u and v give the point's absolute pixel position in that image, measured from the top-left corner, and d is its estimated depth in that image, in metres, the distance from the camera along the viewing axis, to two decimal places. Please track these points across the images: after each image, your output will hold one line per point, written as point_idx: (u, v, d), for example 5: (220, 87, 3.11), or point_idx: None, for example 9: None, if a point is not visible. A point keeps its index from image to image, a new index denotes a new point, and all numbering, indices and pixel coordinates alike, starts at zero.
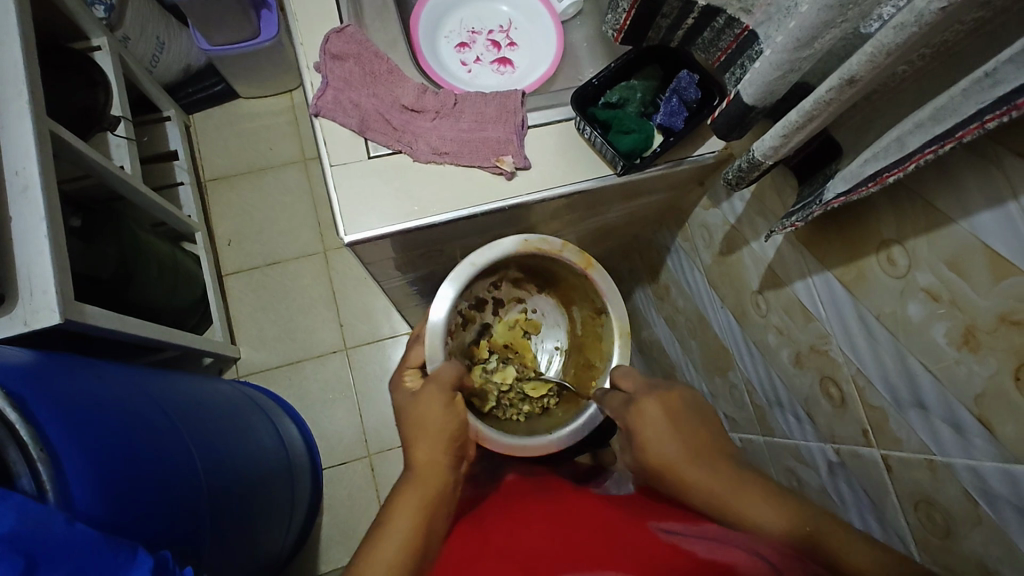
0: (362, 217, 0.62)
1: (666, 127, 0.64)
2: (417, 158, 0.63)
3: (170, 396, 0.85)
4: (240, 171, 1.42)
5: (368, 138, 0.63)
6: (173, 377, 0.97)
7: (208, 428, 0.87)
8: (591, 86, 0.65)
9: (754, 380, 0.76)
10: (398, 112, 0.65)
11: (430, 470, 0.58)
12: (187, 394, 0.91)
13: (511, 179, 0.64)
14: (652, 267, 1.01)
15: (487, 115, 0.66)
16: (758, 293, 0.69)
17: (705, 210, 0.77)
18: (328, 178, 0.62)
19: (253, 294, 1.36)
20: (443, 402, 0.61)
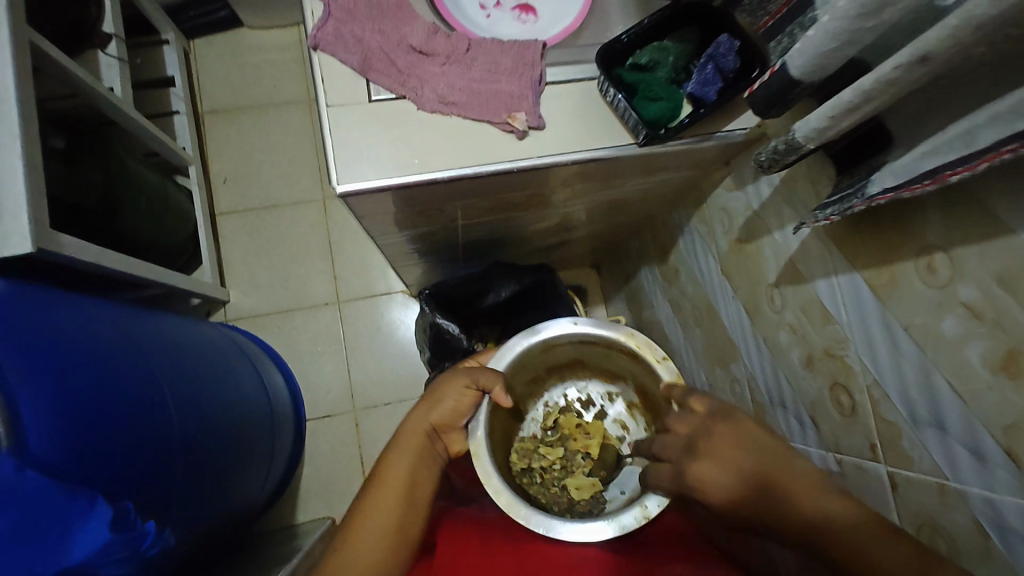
0: (356, 166, 0.56)
1: (697, 97, 0.58)
2: (421, 107, 0.57)
3: (156, 337, 0.82)
4: (240, 106, 1.35)
5: (371, 79, 0.57)
6: (160, 317, 0.94)
7: (191, 374, 0.85)
8: (619, 42, 0.58)
9: (758, 377, 0.72)
10: (404, 53, 0.58)
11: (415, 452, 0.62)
12: (171, 335, 0.89)
13: (521, 139, 0.59)
14: (663, 247, 0.96)
15: (502, 65, 0.59)
16: (774, 287, 0.65)
17: (727, 193, 0.72)
18: (323, 119, 0.56)
19: (246, 237, 1.31)
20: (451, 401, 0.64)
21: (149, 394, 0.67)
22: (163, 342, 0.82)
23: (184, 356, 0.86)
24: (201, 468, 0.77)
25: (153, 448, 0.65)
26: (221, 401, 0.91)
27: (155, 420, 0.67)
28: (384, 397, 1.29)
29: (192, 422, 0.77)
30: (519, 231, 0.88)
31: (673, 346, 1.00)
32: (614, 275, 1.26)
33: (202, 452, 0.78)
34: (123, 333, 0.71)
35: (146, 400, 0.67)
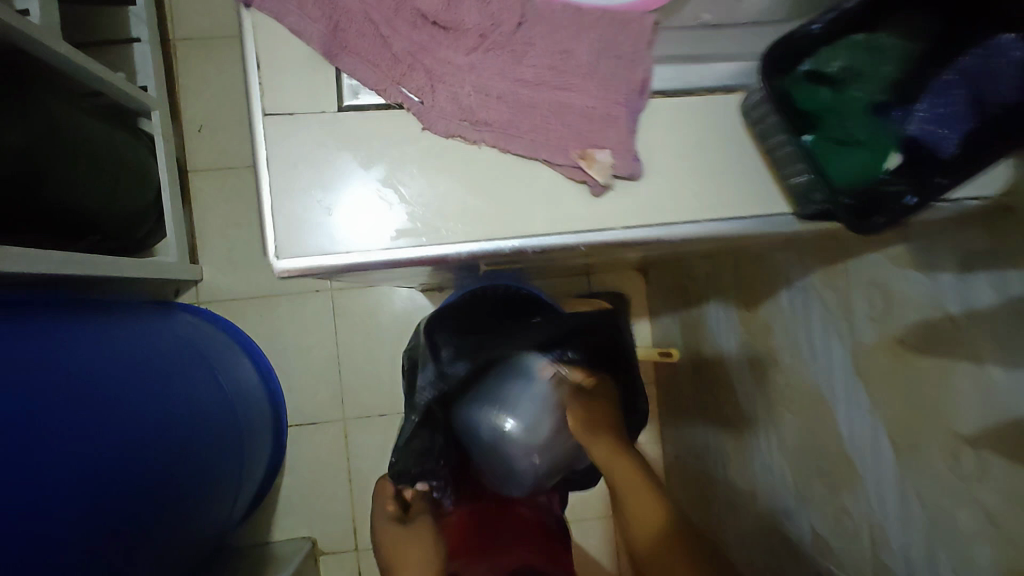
0: (319, 235, 0.42)
1: (924, 144, 0.38)
2: (425, 124, 0.42)
3: (46, 357, 0.64)
4: (221, 34, 1.07)
5: (343, 71, 0.42)
6: (73, 321, 0.75)
7: (90, 411, 0.64)
8: (809, 40, 0.40)
9: (893, 533, 0.51)
10: (408, 26, 0.42)
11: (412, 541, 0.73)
12: (82, 347, 0.71)
13: (599, 196, 0.44)
14: (751, 289, 0.72)
15: (567, 59, 0.43)
16: (967, 444, 0.42)
17: (890, 265, 0.48)
18: (258, 134, 0.42)
19: (226, 202, 1.08)
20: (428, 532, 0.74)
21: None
22: (67, 368, 0.65)
23: (97, 374, 0.68)
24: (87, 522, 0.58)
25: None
26: (149, 425, 0.71)
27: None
28: (380, 405, 1.10)
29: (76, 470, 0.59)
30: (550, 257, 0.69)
31: (742, 411, 0.78)
32: (667, 288, 1.01)
33: (90, 505, 0.59)
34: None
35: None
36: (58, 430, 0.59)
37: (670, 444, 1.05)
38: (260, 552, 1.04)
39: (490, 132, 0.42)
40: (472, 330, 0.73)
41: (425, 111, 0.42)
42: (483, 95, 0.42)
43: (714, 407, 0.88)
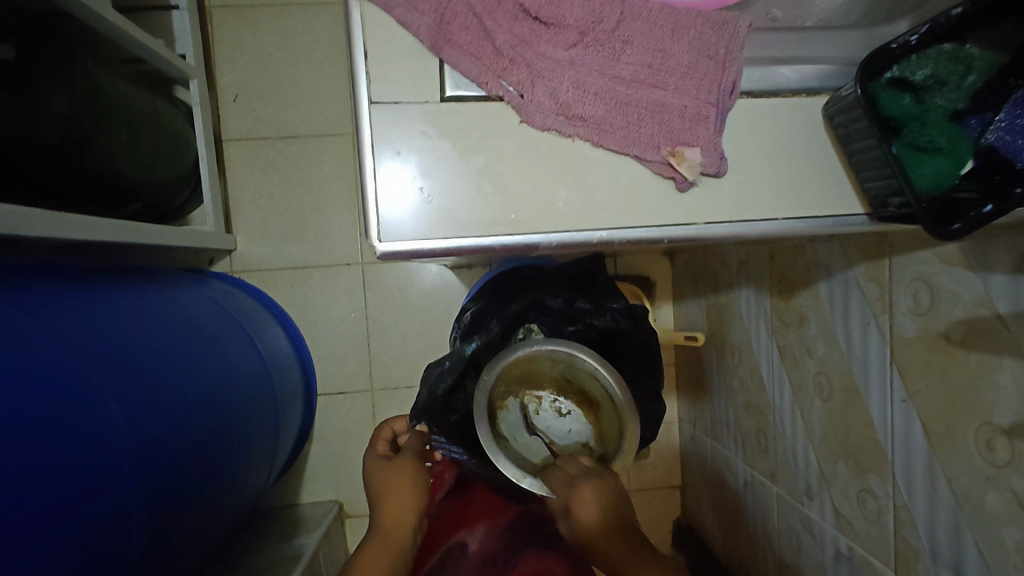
0: (399, 222, 0.48)
1: (1004, 154, 0.42)
2: (522, 119, 0.48)
3: (100, 334, 0.66)
4: (259, 3, 1.07)
5: (446, 61, 0.47)
6: (123, 294, 0.78)
7: (146, 377, 0.68)
8: (897, 48, 0.43)
9: (917, 512, 0.54)
10: (514, 22, 0.46)
11: (403, 476, 0.63)
12: (131, 321, 0.73)
13: (684, 190, 0.50)
14: (786, 281, 0.73)
15: (660, 63, 0.48)
16: (1005, 433, 0.45)
17: (941, 265, 0.49)
18: (364, 118, 0.47)
19: (260, 173, 1.09)
20: (415, 462, 0.65)
21: (30, 410, 0.52)
22: (123, 346, 0.68)
23: (148, 353, 0.71)
24: (146, 492, 0.62)
25: (19, 476, 0.48)
26: (191, 394, 0.74)
27: (35, 442, 0.51)
28: (407, 378, 1.13)
29: (137, 440, 0.62)
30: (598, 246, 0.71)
31: (768, 396, 0.80)
32: (694, 282, 1.04)
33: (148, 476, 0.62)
34: (31, 345, 0.57)
35: (17, 427, 0.50)
36: (118, 403, 0.62)
37: (688, 424, 1.09)
38: (289, 514, 1.08)
39: (588, 127, 0.48)
40: (498, 288, 0.86)
41: (524, 105, 0.47)
42: (583, 94, 0.47)
43: (738, 393, 0.90)
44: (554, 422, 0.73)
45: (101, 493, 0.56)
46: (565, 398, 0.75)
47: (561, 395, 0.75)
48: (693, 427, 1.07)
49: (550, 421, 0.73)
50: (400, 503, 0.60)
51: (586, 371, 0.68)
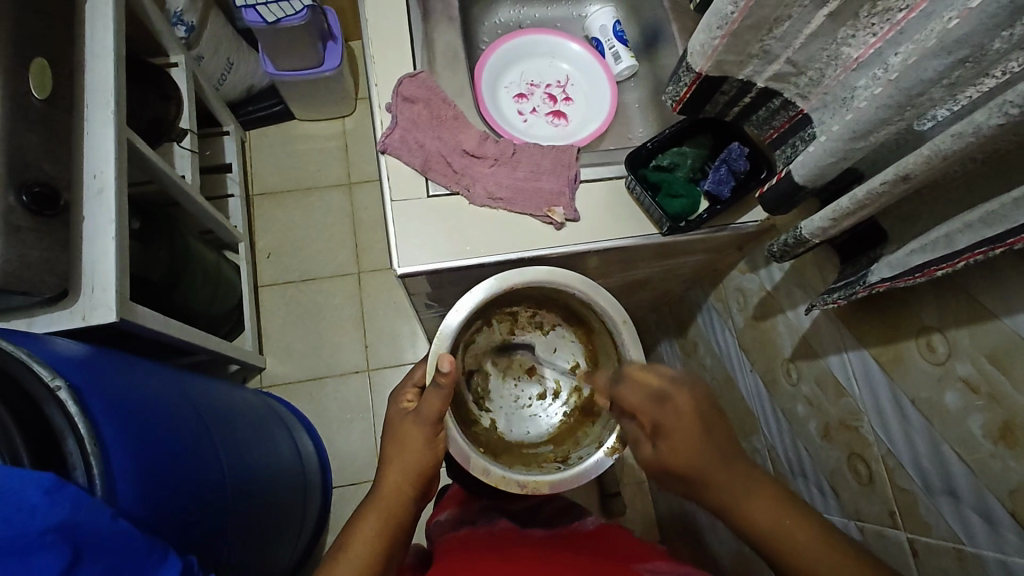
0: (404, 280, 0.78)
1: (713, 193, 0.66)
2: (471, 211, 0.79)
3: (197, 400, 0.82)
4: (288, 189, 1.48)
5: None
6: (197, 379, 0.94)
7: (220, 430, 0.83)
8: (644, 148, 0.67)
9: (777, 446, 0.76)
10: None
11: (406, 448, 0.63)
12: (211, 399, 0.89)
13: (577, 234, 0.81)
14: (680, 322, 1.02)
15: None
16: (790, 362, 0.70)
17: (741, 274, 0.78)
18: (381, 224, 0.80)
19: (286, 308, 1.39)
20: (425, 435, 0.63)
21: (158, 419, 0.67)
22: (206, 407, 0.84)
23: (223, 423, 0.86)
24: (237, 523, 0.75)
25: (156, 455, 0.61)
26: (247, 458, 0.86)
27: (162, 440, 0.65)
28: None
29: (230, 481, 0.76)
30: None
31: None
32: None
33: (220, 508, 0.71)
34: (155, 385, 0.74)
35: (155, 431, 0.64)
36: (216, 453, 0.76)
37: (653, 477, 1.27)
38: None
39: None
40: None
41: None
42: None
43: None
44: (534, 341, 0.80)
45: (195, 505, 0.65)
46: (546, 315, 0.80)
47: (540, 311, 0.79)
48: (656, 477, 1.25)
49: (534, 349, 0.81)
50: (399, 476, 0.62)
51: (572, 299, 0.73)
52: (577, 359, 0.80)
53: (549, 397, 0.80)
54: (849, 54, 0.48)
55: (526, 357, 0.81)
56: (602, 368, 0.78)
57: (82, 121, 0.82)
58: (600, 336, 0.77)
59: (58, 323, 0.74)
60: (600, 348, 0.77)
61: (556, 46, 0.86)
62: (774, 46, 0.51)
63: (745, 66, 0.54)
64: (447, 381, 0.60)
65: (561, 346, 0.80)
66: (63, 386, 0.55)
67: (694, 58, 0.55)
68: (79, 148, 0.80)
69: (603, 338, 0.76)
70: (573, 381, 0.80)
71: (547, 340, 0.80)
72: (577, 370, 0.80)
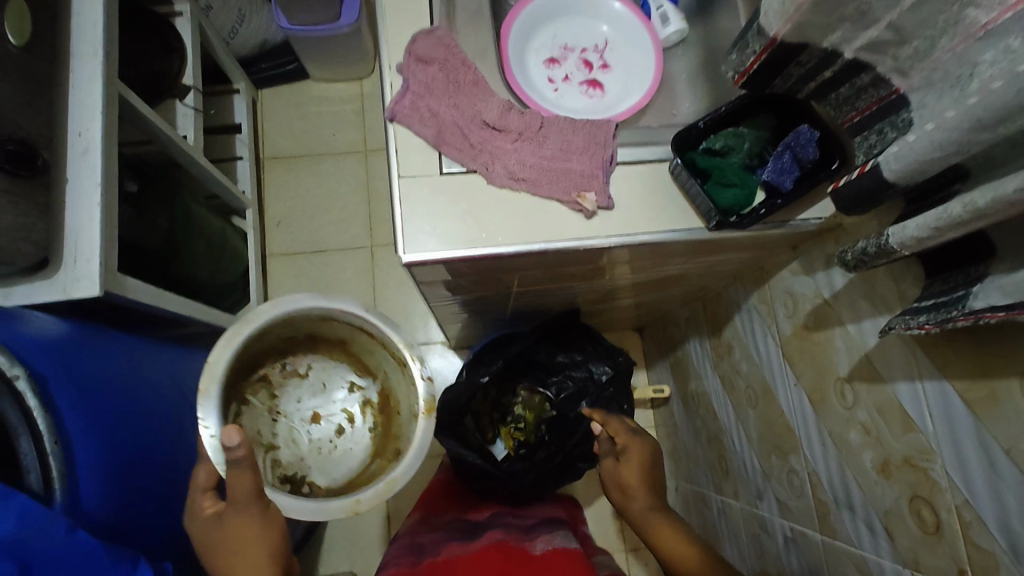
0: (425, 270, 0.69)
1: (773, 185, 0.56)
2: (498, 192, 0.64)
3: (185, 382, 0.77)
4: (300, 154, 1.40)
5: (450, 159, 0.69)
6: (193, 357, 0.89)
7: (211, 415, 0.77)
8: (695, 127, 0.58)
9: (820, 471, 0.68)
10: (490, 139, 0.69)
11: (237, 545, 0.51)
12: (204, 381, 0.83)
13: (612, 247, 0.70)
14: (713, 321, 0.93)
15: None
16: (845, 382, 0.61)
17: (793, 277, 0.69)
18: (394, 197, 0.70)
19: (295, 280, 1.33)
20: (257, 521, 0.51)
21: (138, 407, 0.61)
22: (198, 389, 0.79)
23: None
24: None
25: (129, 450, 0.56)
26: None
27: (140, 432, 0.59)
28: None
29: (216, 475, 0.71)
30: (551, 303, 0.89)
31: (721, 425, 0.95)
32: (655, 345, 1.22)
33: None
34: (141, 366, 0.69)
35: (134, 423, 0.59)
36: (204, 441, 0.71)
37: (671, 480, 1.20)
38: None
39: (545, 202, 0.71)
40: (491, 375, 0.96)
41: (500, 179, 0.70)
42: None
43: (700, 429, 1.05)
44: (302, 390, 0.71)
45: (172, 503, 0.60)
46: (295, 357, 0.70)
47: (292, 358, 0.70)
48: (677, 480, 1.19)
49: (304, 397, 0.71)
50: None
51: (316, 317, 0.64)
52: (351, 379, 0.73)
53: (352, 421, 0.72)
54: (976, 17, 0.36)
55: (301, 408, 0.71)
56: (376, 367, 0.71)
57: (68, 72, 0.74)
58: (355, 336, 0.67)
59: (38, 296, 0.68)
60: (363, 349, 0.70)
61: (596, 4, 0.75)
62: (875, 6, 0.41)
63: (832, 31, 0.44)
64: (246, 453, 0.49)
65: (325, 377, 0.72)
66: (21, 375, 0.49)
67: (768, 21, 0.45)
68: (64, 103, 0.73)
69: (363, 340, 0.68)
70: (361, 399, 0.73)
71: (308, 379, 0.72)
72: (358, 387, 0.73)
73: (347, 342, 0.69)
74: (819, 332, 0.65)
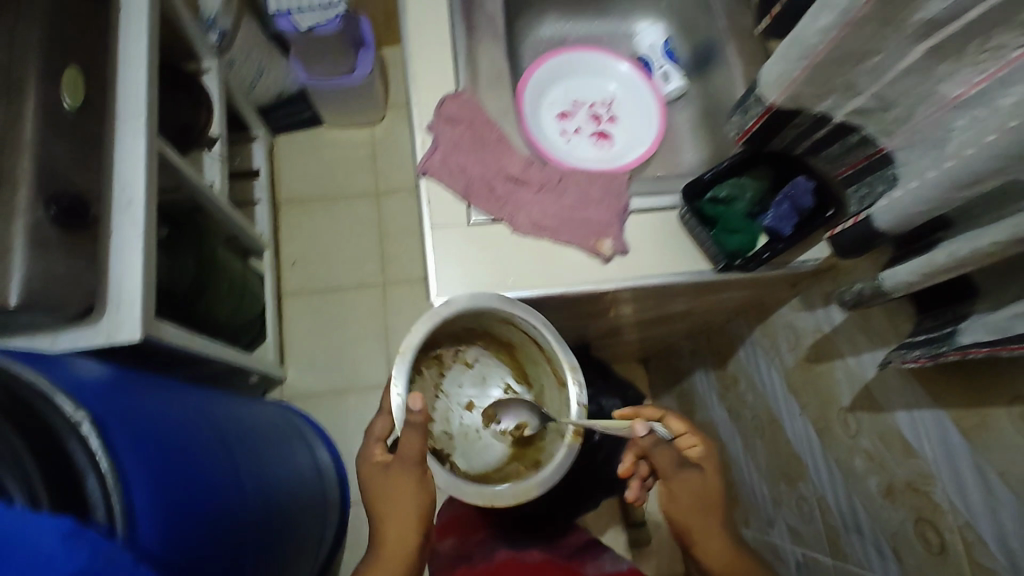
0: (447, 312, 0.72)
1: (774, 230, 0.62)
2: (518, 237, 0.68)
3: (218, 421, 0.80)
4: (315, 197, 1.45)
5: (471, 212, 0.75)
6: (222, 395, 0.92)
7: (242, 452, 0.80)
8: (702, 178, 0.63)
9: (829, 497, 0.72)
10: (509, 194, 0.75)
11: (393, 500, 0.58)
12: (233, 418, 0.87)
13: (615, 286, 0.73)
14: (718, 353, 0.97)
15: None
16: (848, 411, 0.66)
17: (794, 312, 0.74)
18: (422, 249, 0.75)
19: (309, 318, 1.37)
20: (414, 477, 0.58)
21: (183, 446, 0.64)
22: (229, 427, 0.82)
23: (245, 444, 0.83)
24: (255, 553, 0.72)
25: (179, 487, 0.59)
26: (269, 480, 0.84)
27: (188, 469, 0.62)
28: None
29: (252, 509, 0.73)
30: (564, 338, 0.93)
31: (730, 454, 0.99)
32: (661, 377, 1.26)
33: (242, 535, 0.69)
34: (179, 406, 0.72)
35: (181, 462, 0.62)
36: (239, 477, 0.74)
37: None
38: None
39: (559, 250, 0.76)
40: None
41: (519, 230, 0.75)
42: None
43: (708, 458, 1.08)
44: (463, 377, 0.75)
45: (217, 536, 0.63)
46: (470, 348, 0.74)
47: (466, 346, 0.74)
48: None
49: (464, 384, 0.75)
50: (399, 531, 0.57)
51: (497, 320, 0.66)
52: (509, 382, 0.76)
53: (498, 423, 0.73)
54: (948, 91, 0.42)
55: (460, 393, 0.74)
56: (534, 378, 0.74)
57: (112, 131, 0.80)
58: (526, 345, 0.69)
59: (84, 340, 0.73)
60: (529, 360, 0.72)
61: (604, 64, 0.82)
62: (859, 80, 0.47)
63: (823, 99, 0.50)
64: (423, 419, 0.58)
65: (490, 372, 0.76)
66: (86, 420, 0.52)
67: (766, 91, 0.51)
68: (110, 159, 0.79)
69: (531, 350, 0.70)
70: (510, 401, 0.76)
71: (474, 370, 0.75)
72: (512, 390, 0.75)
73: (515, 347, 0.73)
74: (821, 364, 0.70)
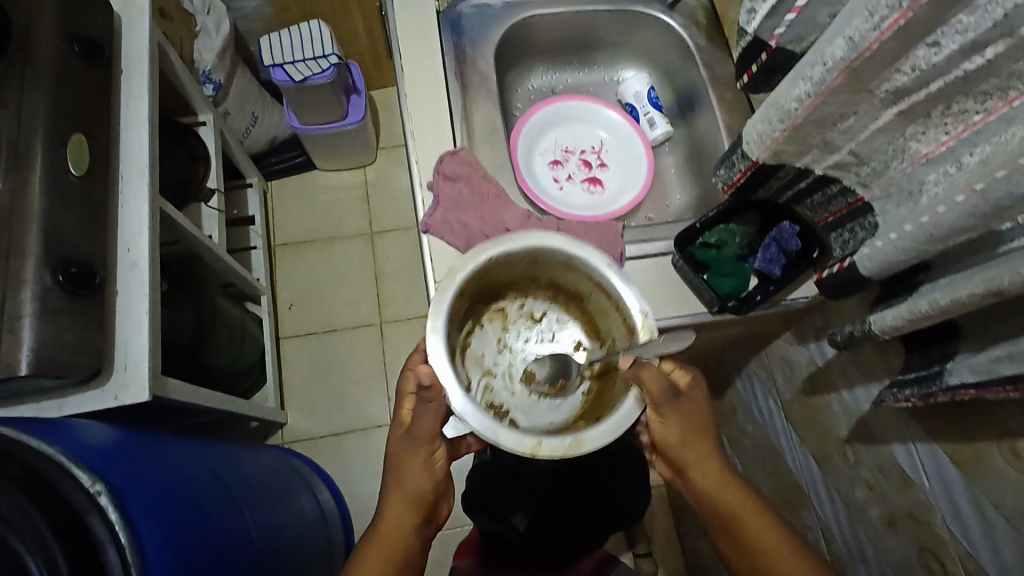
0: None
1: (764, 272, 0.65)
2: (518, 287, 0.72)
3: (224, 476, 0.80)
4: (310, 239, 1.47)
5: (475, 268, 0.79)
6: (227, 448, 0.92)
7: (251, 507, 0.80)
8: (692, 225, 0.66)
9: (832, 526, 0.73)
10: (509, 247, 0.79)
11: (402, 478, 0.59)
12: (239, 472, 0.87)
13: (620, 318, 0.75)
14: (716, 383, 0.99)
15: None
16: (846, 443, 0.68)
17: (788, 345, 0.77)
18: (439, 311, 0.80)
19: (308, 361, 1.38)
20: (421, 458, 0.59)
21: (196, 506, 0.65)
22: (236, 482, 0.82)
23: (252, 497, 0.83)
24: None
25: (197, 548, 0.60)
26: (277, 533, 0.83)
27: (203, 529, 0.63)
28: None
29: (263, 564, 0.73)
30: None
31: None
32: None
33: None
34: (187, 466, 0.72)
35: (197, 523, 0.63)
36: (249, 533, 0.74)
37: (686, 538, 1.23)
38: None
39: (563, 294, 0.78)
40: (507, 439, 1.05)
41: None
42: None
43: None
44: (529, 332, 0.69)
45: None
46: (536, 300, 0.70)
47: (536, 298, 0.69)
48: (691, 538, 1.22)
49: (530, 341, 0.69)
50: (399, 510, 0.58)
51: (560, 263, 0.62)
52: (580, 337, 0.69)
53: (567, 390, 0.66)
54: (918, 148, 0.46)
55: (525, 349, 0.69)
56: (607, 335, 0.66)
57: (115, 193, 0.81)
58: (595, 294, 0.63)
59: (91, 403, 0.73)
60: (598, 312, 0.64)
61: (592, 112, 0.85)
62: (837, 138, 0.50)
63: (804, 155, 0.53)
64: (434, 396, 0.55)
65: (561, 328, 0.69)
66: (103, 492, 0.53)
67: (751, 147, 0.54)
68: (113, 221, 0.80)
69: (600, 300, 0.63)
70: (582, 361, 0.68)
71: (541, 326, 0.70)
72: (583, 346, 0.68)
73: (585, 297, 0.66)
74: (817, 396, 0.72)
